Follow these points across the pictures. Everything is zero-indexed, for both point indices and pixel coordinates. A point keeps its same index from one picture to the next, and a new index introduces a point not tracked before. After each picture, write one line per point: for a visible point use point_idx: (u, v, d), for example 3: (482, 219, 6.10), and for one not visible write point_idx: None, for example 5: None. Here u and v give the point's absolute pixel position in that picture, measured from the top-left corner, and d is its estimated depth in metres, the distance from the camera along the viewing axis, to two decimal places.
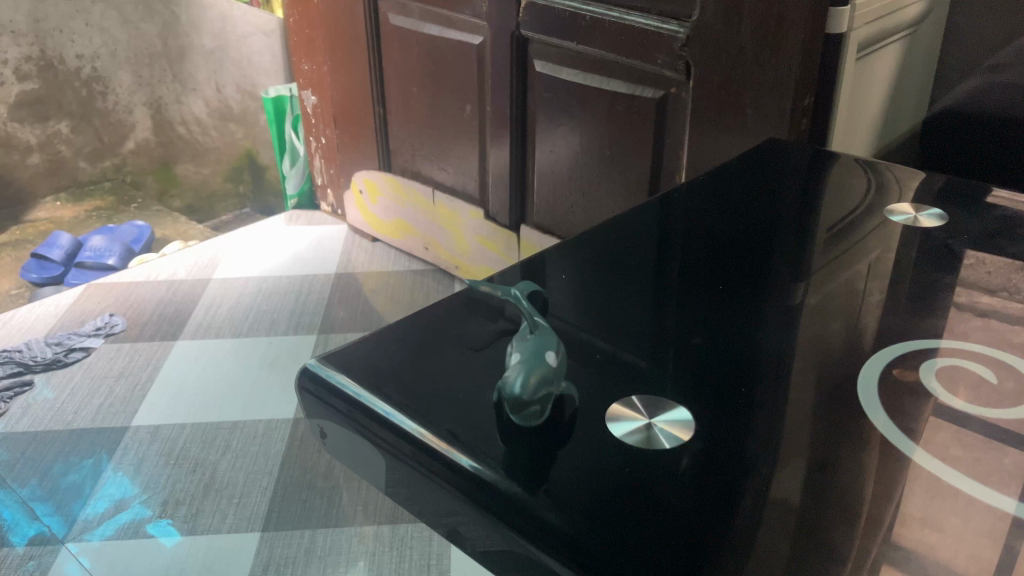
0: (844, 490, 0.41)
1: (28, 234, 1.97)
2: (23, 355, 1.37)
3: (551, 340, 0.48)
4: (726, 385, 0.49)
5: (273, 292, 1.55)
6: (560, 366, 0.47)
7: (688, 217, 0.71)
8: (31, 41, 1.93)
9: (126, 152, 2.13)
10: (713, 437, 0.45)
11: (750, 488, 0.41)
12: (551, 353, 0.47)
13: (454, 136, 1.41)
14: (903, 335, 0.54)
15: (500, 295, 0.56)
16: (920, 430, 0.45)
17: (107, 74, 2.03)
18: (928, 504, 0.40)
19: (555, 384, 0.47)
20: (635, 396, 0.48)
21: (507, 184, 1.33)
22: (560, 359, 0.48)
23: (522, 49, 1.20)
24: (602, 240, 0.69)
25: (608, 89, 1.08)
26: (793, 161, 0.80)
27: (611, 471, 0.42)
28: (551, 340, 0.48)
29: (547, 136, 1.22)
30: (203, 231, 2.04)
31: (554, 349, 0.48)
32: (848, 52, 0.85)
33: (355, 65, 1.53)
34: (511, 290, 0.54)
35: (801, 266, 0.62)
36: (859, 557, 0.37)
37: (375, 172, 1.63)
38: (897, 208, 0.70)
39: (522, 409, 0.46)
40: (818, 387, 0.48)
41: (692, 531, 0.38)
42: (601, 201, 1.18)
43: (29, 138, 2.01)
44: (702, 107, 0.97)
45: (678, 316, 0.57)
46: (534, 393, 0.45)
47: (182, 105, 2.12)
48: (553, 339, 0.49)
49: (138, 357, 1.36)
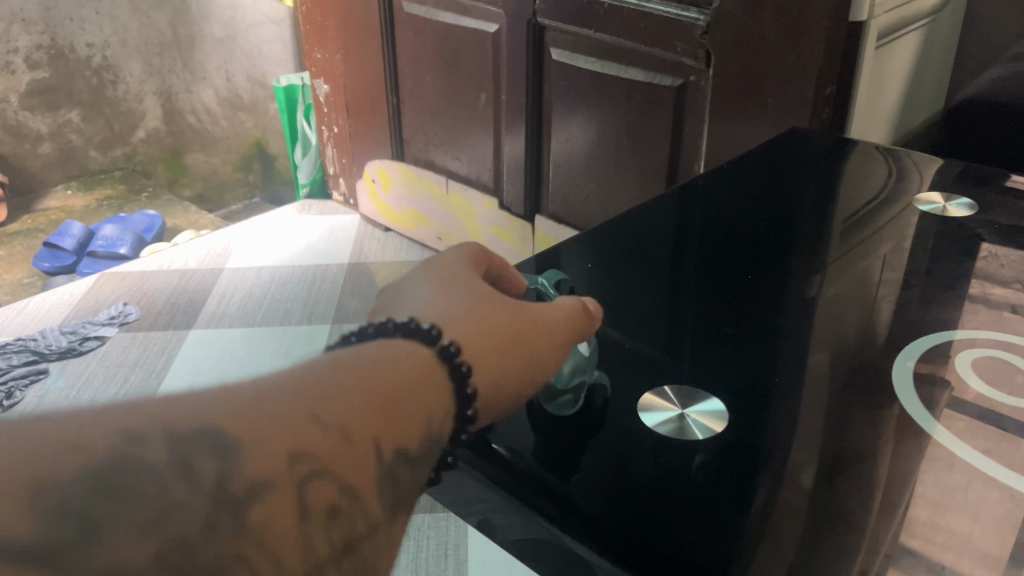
0: (860, 462, 0.41)
1: (40, 223, 1.97)
2: (38, 343, 1.37)
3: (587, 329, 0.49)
4: (747, 374, 0.49)
5: (286, 282, 1.55)
6: (592, 355, 0.48)
7: (707, 207, 0.70)
8: (42, 29, 1.95)
9: (136, 141, 2.17)
10: (744, 424, 0.44)
11: (770, 471, 0.41)
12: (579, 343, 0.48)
13: (468, 124, 1.40)
14: (922, 323, 0.53)
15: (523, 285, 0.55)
16: (940, 412, 0.45)
17: (118, 63, 2.06)
18: (946, 485, 0.40)
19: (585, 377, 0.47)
20: (666, 386, 0.48)
21: (522, 172, 1.33)
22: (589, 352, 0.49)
23: (538, 36, 1.19)
24: (621, 229, 0.69)
25: (627, 78, 1.07)
26: (813, 149, 0.79)
27: (645, 460, 0.42)
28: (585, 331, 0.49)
29: (563, 125, 1.21)
30: (215, 220, 2.04)
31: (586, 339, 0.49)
32: (869, 38, 0.83)
33: (367, 54, 1.53)
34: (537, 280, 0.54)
35: (822, 255, 0.61)
36: (873, 533, 0.37)
37: (387, 162, 1.62)
38: (924, 196, 0.70)
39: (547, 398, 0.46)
40: (836, 372, 0.48)
41: (717, 517, 0.38)
42: (619, 191, 1.18)
43: (41, 127, 2.03)
44: (720, 96, 0.96)
45: (704, 305, 0.57)
46: (568, 381, 0.46)
47: (192, 95, 2.08)
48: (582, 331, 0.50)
49: (152, 346, 1.36)
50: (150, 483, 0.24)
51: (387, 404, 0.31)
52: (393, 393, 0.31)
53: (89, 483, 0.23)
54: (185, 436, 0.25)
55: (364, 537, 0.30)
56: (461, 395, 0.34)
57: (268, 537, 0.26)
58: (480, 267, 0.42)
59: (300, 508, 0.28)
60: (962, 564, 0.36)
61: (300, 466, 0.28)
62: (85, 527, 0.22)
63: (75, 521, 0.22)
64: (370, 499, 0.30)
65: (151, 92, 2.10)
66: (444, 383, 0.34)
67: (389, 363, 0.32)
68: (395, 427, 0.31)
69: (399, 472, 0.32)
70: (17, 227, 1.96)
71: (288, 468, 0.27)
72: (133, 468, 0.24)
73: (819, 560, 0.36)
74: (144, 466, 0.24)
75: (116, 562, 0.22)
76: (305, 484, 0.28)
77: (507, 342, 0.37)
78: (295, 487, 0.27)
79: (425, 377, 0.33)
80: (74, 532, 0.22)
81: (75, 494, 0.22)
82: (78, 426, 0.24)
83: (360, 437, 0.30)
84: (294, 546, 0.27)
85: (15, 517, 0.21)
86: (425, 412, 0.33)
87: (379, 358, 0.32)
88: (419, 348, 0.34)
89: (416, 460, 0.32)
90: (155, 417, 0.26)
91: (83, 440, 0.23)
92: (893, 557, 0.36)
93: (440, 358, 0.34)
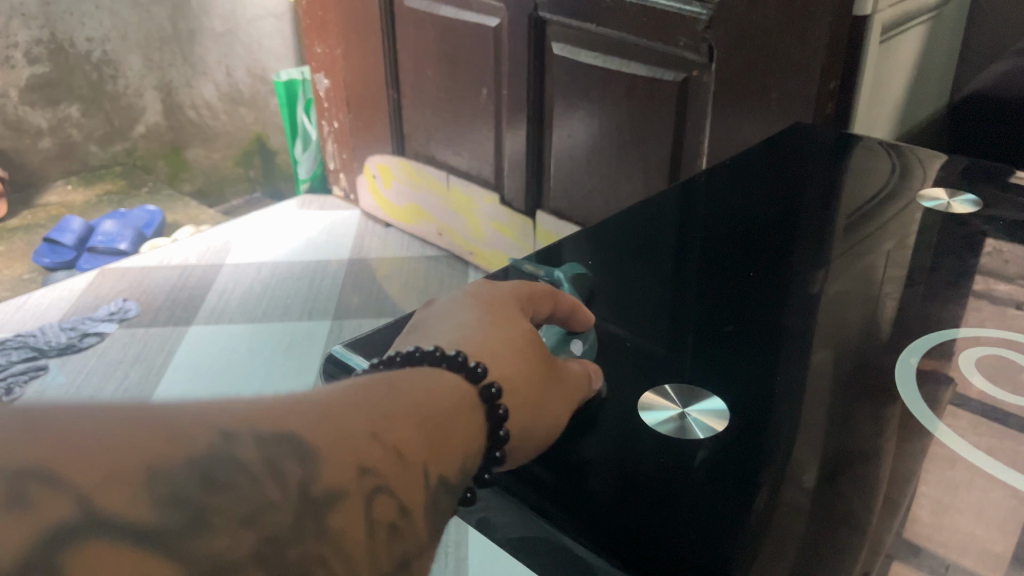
0: (861, 461, 0.41)
1: (40, 218, 1.97)
2: (37, 339, 1.37)
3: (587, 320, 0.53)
4: (749, 371, 0.48)
5: (286, 278, 1.54)
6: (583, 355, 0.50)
7: (711, 203, 0.70)
8: (42, 24, 1.94)
9: (137, 136, 2.15)
10: (745, 422, 0.44)
11: (771, 470, 0.40)
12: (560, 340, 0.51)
13: (469, 119, 1.40)
14: (926, 320, 0.53)
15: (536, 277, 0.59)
16: (943, 411, 0.45)
17: (118, 57, 2.03)
18: (949, 484, 0.40)
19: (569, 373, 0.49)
20: (666, 383, 0.47)
21: (523, 168, 1.32)
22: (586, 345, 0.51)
23: (540, 30, 1.18)
24: (623, 225, 0.68)
25: (629, 72, 1.07)
26: (816, 145, 0.79)
27: (645, 459, 0.42)
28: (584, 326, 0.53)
29: (565, 120, 1.20)
30: (216, 215, 2.03)
31: (583, 340, 0.51)
32: (873, 34, 0.82)
33: (368, 48, 1.52)
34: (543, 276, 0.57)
35: (825, 251, 0.61)
36: (876, 533, 0.37)
37: (389, 157, 1.62)
38: (929, 192, 0.69)
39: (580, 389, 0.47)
40: (838, 369, 0.48)
41: (716, 517, 0.38)
42: (621, 186, 1.17)
43: (41, 122, 2.03)
44: (724, 90, 0.95)
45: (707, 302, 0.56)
46: None
47: (192, 90, 2.06)
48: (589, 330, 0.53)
49: (151, 342, 1.36)
50: (241, 478, 0.26)
51: (438, 436, 0.34)
52: (440, 427, 0.34)
53: (192, 475, 0.25)
54: (268, 438, 0.28)
55: (416, 557, 0.32)
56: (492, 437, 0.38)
57: (341, 543, 0.29)
58: (538, 303, 0.47)
59: (367, 521, 0.30)
60: (964, 564, 0.35)
61: (369, 478, 0.30)
62: (189, 516, 0.24)
63: (184, 508, 0.24)
64: (422, 524, 0.33)
65: (151, 87, 2.08)
66: (478, 421, 0.38)
67: (440, 399, 0.35)
68: (441, 455, 0.34)
69: (444, 495, 0.34)
70: (18, 222, 1.95)
71: (359, 481, 0.30)
72: (229, 461, 0.26)
73: (819, 560, 0.35)
74: (239, 463, 0.26)
75: (212, 554, 0.25)
76: (373, 498, 0.30)
77: (531, 398, 0.41)
78: (363, 498, 0.30)
79: (468, 416, 0.37)
80: (181, 519, 0.24)
81: (182, 485, 0.25)
82: (184, 419, 0.26)
83: (415, 460, 0.32)
84: (361, 554, 0.29)
85: (132, 500, 0.23)
86: (464, 444, 0.36)
87: (434, 393, 0.35)
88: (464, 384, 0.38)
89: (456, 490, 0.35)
90: (244, 417, 0.28)
91: (189, 433, 0.26)
92: (895, 558, 0.35)
93: (480, 396, 0.38)
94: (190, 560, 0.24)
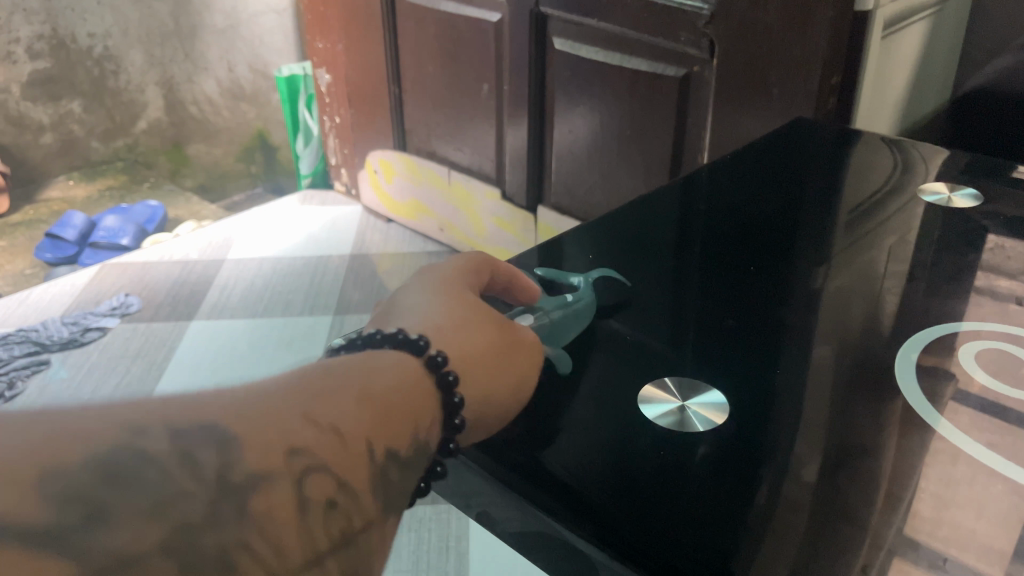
0: (862, 456, 0.41)
1: (42, 213, 1.97)
2: (40, 334, 1.37)
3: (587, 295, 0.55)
4: (752, 367, 0.48)
5: (288, 273, 1.55)
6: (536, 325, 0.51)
7: (712, 198, 0.70)
8: (43, 20, 1.93)
9: (138, 132, 2.16)
10: (746, 418, 0.44)
11: (771, 465, 0.41)
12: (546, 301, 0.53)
13: (470, 115, 1.40)
14: (928, 315, 0.53)
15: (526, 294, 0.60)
16: (944, 405, 0.45)
17: (119, 53, 2.03)
18: (949, 479, 0.40)
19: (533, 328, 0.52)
20: (667, 377, 0.48)
21: (525, 163, 1.32)
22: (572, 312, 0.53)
23: (541, 26, 1.18)
24: (624, 221, 0.68)
25: (630, 67, 1.07)
26: (817, 140, 0.79)
27: (646, 453, 0.42)
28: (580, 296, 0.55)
29: (566, 116, 1.20)
30: (217, 211, 2.03)
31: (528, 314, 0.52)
32: (874, 30, 0.83)
33: (370, 44, 1.52)
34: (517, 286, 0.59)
35: (826, 247, 0.61)
36: (877, 527, 0.37)
37: (390, 153, 1.62)
38: (930, 186, 0.69)
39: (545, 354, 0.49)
40: (840, 364, 0.48)
41: (717, 512, 0.38)
42: (622, 181, 1.17)
43: (42, 118, 2.03)
44: (725, 86, 0.96)
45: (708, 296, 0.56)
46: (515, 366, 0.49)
47: (194, 85, 2.06)
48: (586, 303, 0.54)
49: (153, 337, 1.36)
50: (149, 472, 0.26)
51: (381, 415, 0.34)
52: (385, 403, 0.35)
53: (92, 473, 0.25)
54: (184, 431, 0.28)
55: (360, 534, 0.33)
56: (450, 423, 0.39)
57: (270, 527, 0.29)
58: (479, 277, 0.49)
59: (300, 500, 0.30)
60: (965, 559, 0.35)
61: (299, 459, 0.30)
62: (87, 513, 0.24)
63: (82, 506, 0.24)
64: (366, 502, 0.33)
65: (153, 83, 2.08)
66: (434, 405, 0.38)
67: (388, 378, 0.36)
68: (386, 430, 0.34)
69: (392, 472, 0.34)
70: (19, 217, 1.95)
71: (287, 465, 0.30)
72: (135, 456, 0.26)
73: (820, 553, 0.35)
74: (150, 457, 0.26)
75: (117, 549, 0.24)
76: (304, 477, 0.30)
77: (487, 364, 0.42)
78: (294, 481, 0.30)
79: (420, 396, 0.37)
80: (79, 517, 0.24)
81: (87, 483, 0.25)
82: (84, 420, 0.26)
83: (354, 440, 0.32)
84: (292, 536, 0.29)
85: (21, 503, 0.23)
86: (415, 414, 0.36)
87: (380, 373, 0.36)
88: (420, 370, 0.38)
89: (408, 467, 0.35)
90: (161, 413, 0.28)
91: (89, 431, 0.26)
92: (895, 551, 0.36)
93: (427, 365, 0.38)
94: (91, 560, 0.24)
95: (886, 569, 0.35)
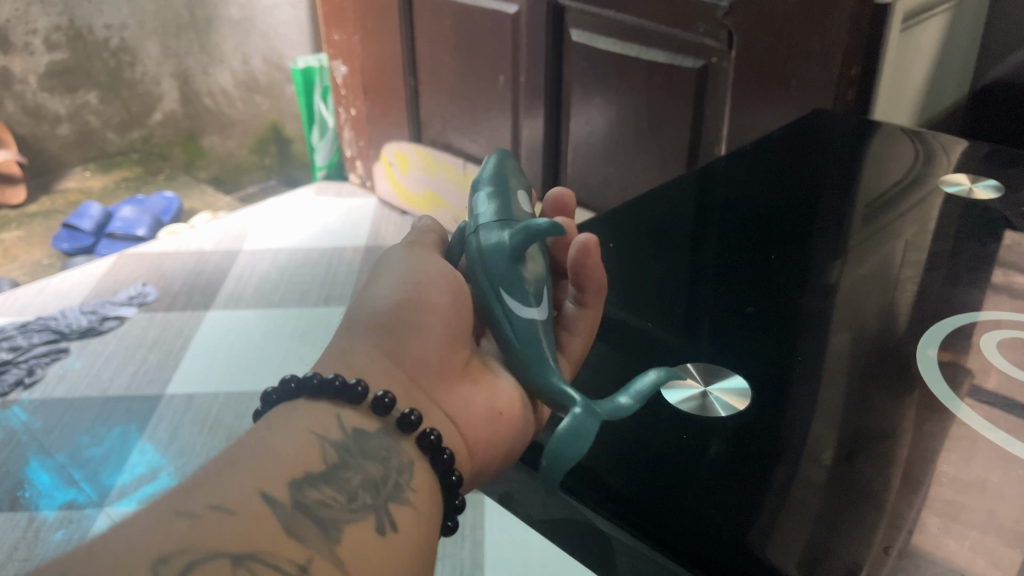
0: (880, 441, 0.41)
1: (58, 204, 1.98)
2: (59, 322, 1.38)
3: (530, 324, 0.47)
4: (774, 355, 0.48)
5: (303, 263, 1.56)
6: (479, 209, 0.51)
7: (729, 189, 0.70)
8: (59, 11, 1.93)
9: (154, 123, 2.17)
10: (768, 404, 0.44)
11: (789, 447, 0.41)
12: (546, 290, 0.48)
13: (486, 106, 1.40)
14: (948, 307, 0.53)
15: (526, 284, 0.47)
16: (964, 391, 0.45)
17: (136, 45, 2.04)
18: (969, 463, 0.40)
19: (475, 227, 0.50)
20: (689, 363, 0.48)
21: (541, 153, 1.32)
22: (482, 299, 0.48)
23: (558, 17, 1.18)
24: (641, 210, 0.68)
25: (647, 59, 1.06)
26: (837, 132, 0.79)
27: (669, 438, 0.42)
28: (530, 317, 0.47)
29: (582, 107, 1.20)
30: (231, 203, 2.04)
31: (487, 207, 0.51)
32: (894, 23, 0.82)
33: (385, 35, 1.52)
34: (523, 271, 0.47)
35: (844, 240, 0.61)
36: (896, 508, 0.37)
37: (405, 144, 1.63)
38: (950, 177, 0.69)
39: (477, 188, 0.52)
40: (858, 353, 0.48)
41: (735, 494, 0.38)
42: (637, 172, 1.17)
43: (59, 109, 2.03)
44: (743, 76, 0.95)
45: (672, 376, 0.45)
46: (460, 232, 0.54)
47: (208, 77, 2.08)
48: (502, 332, 0.47)
49: (170, 327, 1.37)
50: None
51: (267, 459, 0.40)
52: (265, 451, 0.40)
53: None
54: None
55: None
56: (353, 390, 0.43)
57: None
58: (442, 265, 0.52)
59: None
60: (984, 541, 0.35)
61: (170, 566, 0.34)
62: None
63: None
64: (290, 550, 0.36)
65: (169, 75, 2.11)
66: (339, 403, 0.44)
67: (273, 429, 0.42)
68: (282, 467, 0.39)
69: (312, 494, 0.39)
70: (35, 208, 1.96)
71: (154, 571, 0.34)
72: None
73: (840, 531, 0.36)
74: None
75: None
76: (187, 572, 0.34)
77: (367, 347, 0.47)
78: None
79: (310, 418, 0.43)
80: None
81: None
82: None
83: (242, 502, 0.37)
84: None
85: None
86: (306, 426, 0.42)
87: (264, 431, 0.42)
88: (305, 400, 0.44)
89: (334, 478, 0.40)
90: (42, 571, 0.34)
91: None
92: (916, 533, 0.36)
93: (296, 387, 0.44)
94: None
95: (907, 549, 0.35)
